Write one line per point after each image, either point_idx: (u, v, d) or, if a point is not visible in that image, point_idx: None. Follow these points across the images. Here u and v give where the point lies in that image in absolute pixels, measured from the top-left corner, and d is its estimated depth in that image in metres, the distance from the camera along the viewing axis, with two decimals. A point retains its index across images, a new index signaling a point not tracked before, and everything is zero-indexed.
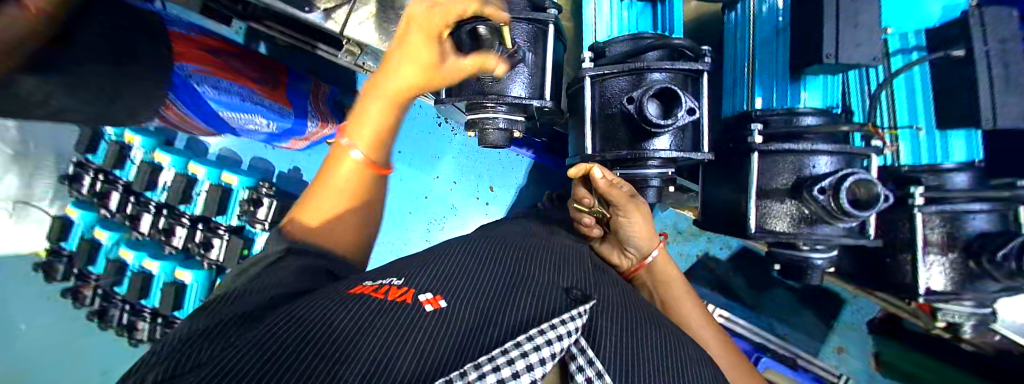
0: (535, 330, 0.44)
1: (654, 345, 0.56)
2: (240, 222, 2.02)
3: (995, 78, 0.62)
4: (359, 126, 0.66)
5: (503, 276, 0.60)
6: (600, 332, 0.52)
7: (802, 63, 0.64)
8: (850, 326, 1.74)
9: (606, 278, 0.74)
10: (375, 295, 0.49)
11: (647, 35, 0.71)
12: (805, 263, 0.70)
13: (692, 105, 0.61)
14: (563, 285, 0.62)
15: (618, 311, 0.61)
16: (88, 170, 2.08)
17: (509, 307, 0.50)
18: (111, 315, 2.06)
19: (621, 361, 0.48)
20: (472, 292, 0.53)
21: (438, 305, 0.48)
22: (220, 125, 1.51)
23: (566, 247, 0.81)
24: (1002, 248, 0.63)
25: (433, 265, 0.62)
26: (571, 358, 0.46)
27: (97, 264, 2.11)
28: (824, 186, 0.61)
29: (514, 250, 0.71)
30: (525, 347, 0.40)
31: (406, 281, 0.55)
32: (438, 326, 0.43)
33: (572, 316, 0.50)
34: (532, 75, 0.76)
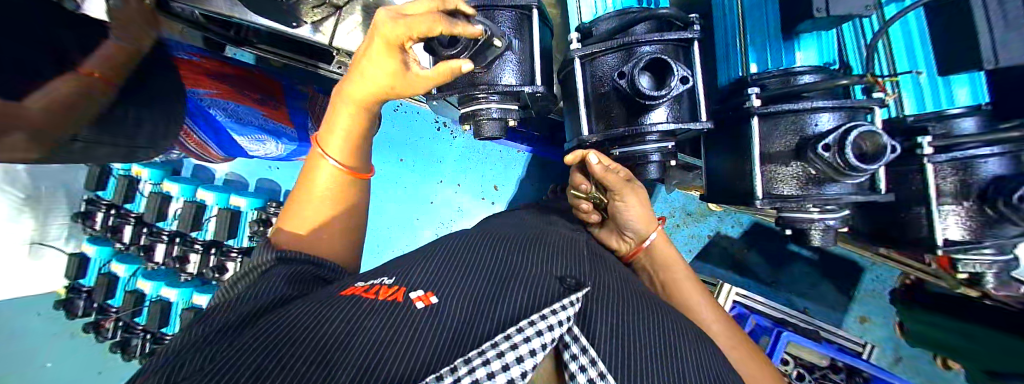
0: (525, 320, 0.45)
1: (652, 327, 0.55)
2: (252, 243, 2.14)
3: (997, 14, 0.58)
4: (331, 133, 0.70)
5: (495, 269, 0.60)
6: (595, 318, 0.52)
7: (796, 20, 0.63)
8: (872, 295, 1.74)
9: (605, 265, 0.74)
10: (367, 296, 0.50)
11: (632, 9, 0.70)
12: (815, 225, 0.69)
13: (686, 74, 0.59)
14: (556, 273, 0.61)
15: (616, 296, 0.61)
16: (100, 207, 2.19)
17: (501, 299, 0.51)
18: (134, 345, 2.16)
19: (617, 348, 0.48)
20: (464, 287, 0.54)
21: (430, 302, 0.49)
22: (233, 149, 1.60)
23: (564, 236, 0.81)
24: (1015, 191, 0.60)
25: (424, 264, 0.62)
26: (565, 346, 0.47)
27: (116, 297, 2.23)
28: (829, 143, 0.60)
29: (510, 243, 0.71)
30: (515, 339, 0.41)
31: (398, 280, 0.56)
32: (429, 323, 0.44)
33: (565, 304, 0.50)
34: (520, 61, 0.75)
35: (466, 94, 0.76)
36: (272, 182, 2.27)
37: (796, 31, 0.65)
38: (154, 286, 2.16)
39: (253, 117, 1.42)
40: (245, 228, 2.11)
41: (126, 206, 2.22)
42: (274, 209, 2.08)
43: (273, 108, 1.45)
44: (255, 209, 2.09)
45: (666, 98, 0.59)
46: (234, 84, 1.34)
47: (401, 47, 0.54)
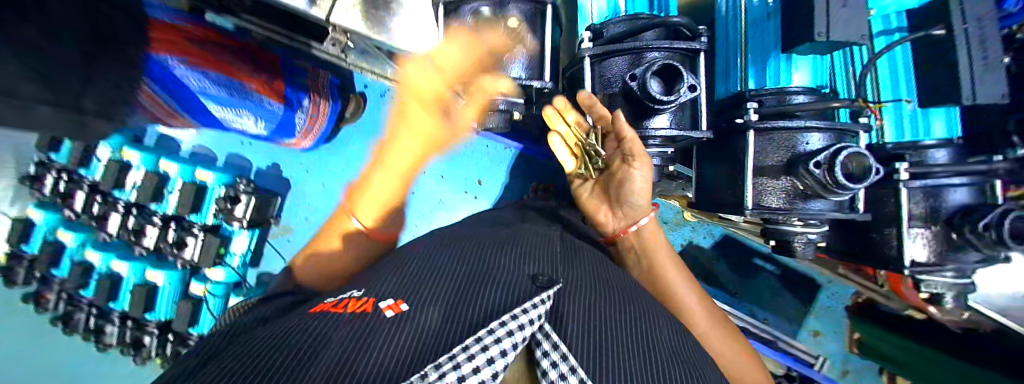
0: (497, 321, 0.43)
1: (628, 321, 0.55)
2: (217, 220, 2.03)
3: (975, 59, 0.64)
4: None
5: (468, 270, 0.58)
6: (566, 314, 0.50)
7: (793, 42, 0.65)
8: (826, 310, 1.84)
9: (576, 257, 0.73)
10: (335, 311, 0.47)
11: (643, 14, 0.71)
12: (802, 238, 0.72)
13: (694, 82, 0.61)
14: (529, 272, 0.60)
15: (589, 291, 0.59)
16: (50, 170, 2.03)
17: (474, 301, 0.49)
18: (77, 319, 2.07)
19: (589, 343, 0.47)
20: (438, 291, 0.52)
21: (400, 310, 0.46)
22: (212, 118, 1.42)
23: (537, 234, 0.81)
24: (982, 219, 0.67)
25: (397, 268, 0.60)
26: (536, 343, 0.46)
27: (61, 268, 2.09)
28: (819, 161, 0.63)
29: (484, 245, 0.69)
30: (486, 341, 0.40)
31: (367, 290, 0.53)
32: (401, 331, 0.42)
33: (536, 302, 0.48)
34: (531, 54, 0.76)
35: None
36: (242, 158, 2.17)
37: (795, 50, 0.66)
38: (104, 258, 2.02)
39: (240, 89, 1.28)
40: (211, 204, 1.98)
41: (79, 172, 2.05)
42: (243, 188, 1.92)
43: (265, 82, 1.34)
44: (222, 186, 1.97)
45: (674, 104, 0.61)
46: (226, 57, 1.18)
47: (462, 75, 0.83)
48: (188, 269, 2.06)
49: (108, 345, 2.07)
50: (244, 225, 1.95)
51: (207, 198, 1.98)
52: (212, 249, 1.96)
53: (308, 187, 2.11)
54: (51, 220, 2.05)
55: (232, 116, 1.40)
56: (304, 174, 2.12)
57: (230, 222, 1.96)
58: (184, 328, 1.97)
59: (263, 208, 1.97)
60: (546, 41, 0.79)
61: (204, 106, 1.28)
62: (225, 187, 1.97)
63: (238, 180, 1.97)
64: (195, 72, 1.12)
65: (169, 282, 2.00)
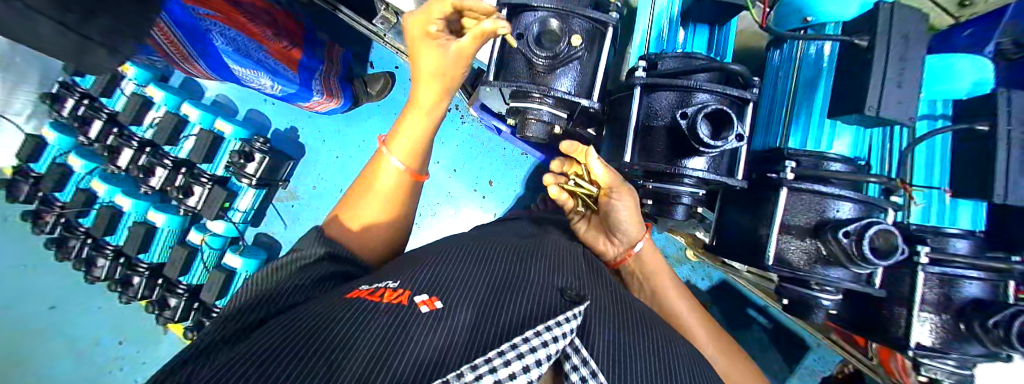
0: (531, 331, 0.45)
1: (651, 347, 0.57)
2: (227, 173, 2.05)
3: (1012, 159, 0.65)
4: (397, 138, 0.82)
5: (500, 275, 0.60)
6: (594, 331, 0.53)
7: (843, 111, 0.66)
8: (811, 372, 1.83)
9: (599, 280, 0.75)
10: (372, 299, 0.50)
11: (699, 56, 0.73)
12: (814, 301, 0.73)
13: (742, 132, 0.62)
14: (558, 284, 0.62)
15: (611, 311, 0.61)
16: (73, 93, 2.03)
17: (506, 306, 0.51)
18: (71, 246, 2.06)
19: (615, 365, 0.49)
20: (470, 291, 0.54)
21: (434, 306, 0.48)
22: (226, 76, 1.37)
23: (562, 248, 0.83)
24: (994, 316, 0.67)
25: (429, 263, 0.62)
26: (566, 357, 0.48)
27: (64, 192, 2.09)
28: (849, 230, 0.63)
29: (514, 252, 0.71)
30: (520, 349, 0.42)
31: (402, 282, 0.55)
32: (437, 325, 0.44)
33: (568, 317, 0.50)
34: (581, 74, 0.79)
35: (519, 90, 0.78)
36: (263, 116, 2.18)
37: (842, 117, 0.68)
38: (109, 190, 2.01)
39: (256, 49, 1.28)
40: (225, 156, 2.02)
41: (102, 101, 2.09)
42: (258, 146, 1.92)
43: (280, 46, 1.41)
44: (238, 140, 1.99)
45: (719, 149, 0.61)
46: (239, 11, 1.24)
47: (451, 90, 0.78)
48: (189, 215, 2.08)
49: (96, 279, 2.05)
50: (252, 182, 1.96)
51: (222, 148, 2.01)
52: (217, 201, 1.98)
53: (321, 156, 2.12)
54: (64, 144, 2.05)
55: (251, 79, 1.38)
56: (314, 140, 2.13)
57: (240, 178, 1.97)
58: (174, 275, 1.96)
59: (274, 168, 2.00)
60: (598, 63, 0.81)
61: (223, 64, 1.24)
62: (240, 142, 1.99)
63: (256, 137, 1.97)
64: (218, 26, 1.14)
65: (168, 226, 2.01)
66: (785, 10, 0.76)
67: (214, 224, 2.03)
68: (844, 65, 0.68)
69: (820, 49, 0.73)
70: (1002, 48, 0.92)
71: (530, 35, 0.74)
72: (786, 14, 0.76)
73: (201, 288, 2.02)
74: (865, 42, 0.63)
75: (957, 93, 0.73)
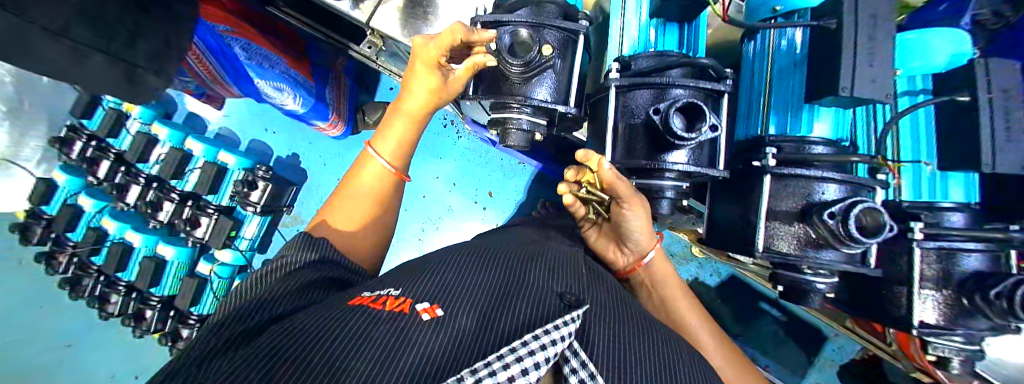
0: (529, 335, 0.45)
1: (651, 349, 0.57)
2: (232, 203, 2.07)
3: (997, 127, 0.64)
4: (385, 139, 0.88)
5: (498, 282, 0.61)
6: (593, 332, 0.54)
7: (817, 95, 0.66)
8: (831, 364, 1.78)
9: (599, 282, 0.76)
10: (374, 306, 0.51)
11: (672, 53, 0.75)
12: (806, 286, 0.73)
13: (716, 122, 0.63)
14: (557, 289, 0.62)
15: (611, 313, 0.62)
16: (81, 135, 2.07)
17: (505, 312, 0.51)
18: (84, 285, 2.12)
19: (614, 367, 0.49)
20: (470, 298, 0.55)
21: (435, 314, 0.49)
22: (249, 89, 1.43)
23: (562, 252, 0.83)
24: (997, 287, 0.65)
25: (431, 271, 0.63)
26: (565, 360, 0.48)
27: (77, 232, 2.14)
28: (835, 211, 0.64)
29: (516, 257, 0.72)
30: (519, 352, 0.41)
31: (404, 290, 0.56)
32: (438, 333, 0.45)
33: (566, 320, 0.50)
34: (558, 80, 0.80)
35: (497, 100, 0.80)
36: (266, 145, 2.22)
37: (819, 101, 0.67)
38: (120, 227, 2.08)
39: (278, 61, 1.33)
40: (229, 186, 2.03)
41: (108, 141, 2.14)
42: (261, 174, 1.94)
43: (297, 57, 1.45)
44: (242, 169, 2.02)
45: (695, 140, 0.62)
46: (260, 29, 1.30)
47: (439, 65, 0.79)
48: (197, 246, 2.13)
49: (110, 314, 2.10)
50: (257, 210, 1.97)
51: (224, 180, 2.03)
52: (223, 231, 1.99)
53: (324, 179, 2.18)
54: (74, 185, 2.11)
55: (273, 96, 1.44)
56: (314, 165, 2.19)
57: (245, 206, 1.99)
58: (185, 306, 2.02)
59: (276, 196, 2.03)
60: (574, 68, 0.82)
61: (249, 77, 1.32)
62: (244, 171, 2.03)
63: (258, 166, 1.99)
64: (239, 39, 1.21)
65: (177, 258, 2.05)
66: (754, 3, 0.79)
67: (222, 253, 2.04)
68: (815, 50, 0.69)
69: (791, 40, 0.74)
70: (985, 19, 0.91)
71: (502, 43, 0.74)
72: (755, 7, 0.79)
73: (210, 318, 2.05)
74: (832, 24, 0.64)
75: (935, 68, 0.73)
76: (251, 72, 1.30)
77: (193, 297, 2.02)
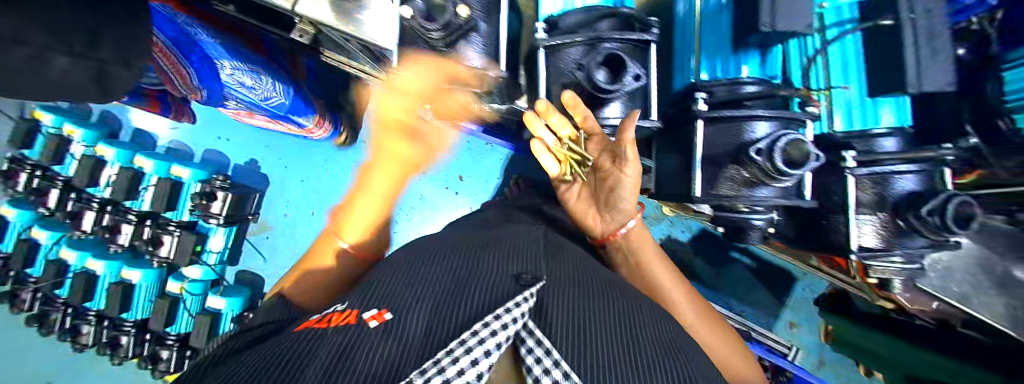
0: (479, 322, 0.42)
1: (615, 316, 0.56)
2: (192, 218, 1.99)
3: (919, 44, 0.64)
4: None
5: (454, 275, 0.58)
6: (551, 308, 0.50)
7: (747, 31, 0.70)
8: (802, 302, 1.87)
9: (558, 260, 0.71)
10: (321, 326, 0.47)
11: (604, 8, 0.83)
12: (744, 224, 0.77)
13: (639, 73, 0.79)
14: (513, 270, 0.61)
15: (574, 285, 0.61)
16: (24, 167, 2.02)
17: (460, 303, 0.48)
18: (53, 319, 2.06)
19: (577, 333, 0.47)
20: (427, 298, 0.51)
21: (384, 319, 0.46)
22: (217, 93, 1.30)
23: (520, 236, 0.79)
24: (928, 204, 0.68)
25: (383, 279, 0.59)
26: (521, 341, 0.43)
27: (36, 266, 2.07)
28: (761, 147, 0.66)
29: (467, 252, 0.68)
30: (467, 343, 0.38)
31: (352, 302, 0.53)
32: (385, 340, 0.41)
33: (518, 301, 0.47)
34: (484, 44, 1.02)
35: None
36: (220, 155, 2.14)
37: (743, 41, 0.72)
38: (79, 256, 2.01)
39: (241, 48, 1.26)
40: (188, 201, 1.96)
41: (53, 168, 2.04)
42: (218, 184, 1.90)
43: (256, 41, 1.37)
44: (198, 182, 1.95)
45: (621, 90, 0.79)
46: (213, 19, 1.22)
47: None
48: (164, 266, 2.05)
49: (85, 345, 2.06)
50: (220, 221, 1.93)
51: (182, 195, 1.96)
52: (187, 247, 1.96)
53: (288, 182, 2.10)
54: (25, 218, 2.02)
55: (251, 92, 1.33)
56: (276, 170, 2.11)
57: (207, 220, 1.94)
58: (159, 327, 1.97)
59: (240, 203, 1.97)
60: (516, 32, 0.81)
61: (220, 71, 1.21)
62: (199, 183, 1.95)
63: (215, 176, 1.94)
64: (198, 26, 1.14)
65: (144, 280, 1.99)
66: None
67: (190, 270, 1.99)
68: None
69: None
70: None
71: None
72: None
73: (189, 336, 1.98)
74: None
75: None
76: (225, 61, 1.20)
77: (167, 316, 1.97)
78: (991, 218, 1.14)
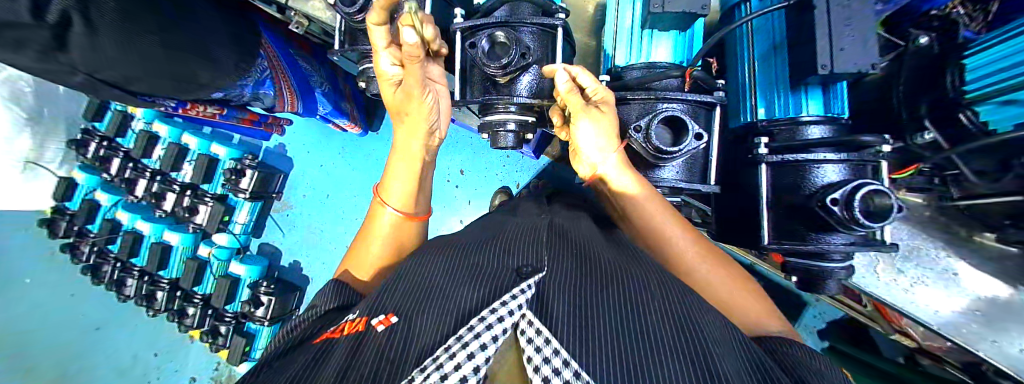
0: (466, 327, 0.48)
1: (614, 301, 0.57)
2: (224, 191, 2.20)
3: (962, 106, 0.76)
4: (390, 189, 0.86)
5: (467, 268, 0.64)
6: (552, 298, 0.54)
7: (803, 73, 0.76)
8: (809, 329, 1.94)
9: (561, 248, 0.71)
10: (336, 337, 0.56)
11: (661, 63, 0.87)
12: (822, 271, 0.83)
13: (700, 131, 0.76)
14: (607, 267, 0.66)
15: (572, 274, 0.62)
16: (94, 137, 2.25)
17: (459, 300, 0.55)
18: (104, 271, 2.26)
19: (544, 306, 0.51)
20: (432, 303, 0.57)
21: (390, 323, 0.54)
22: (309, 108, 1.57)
23: (524, 227, 0.80)
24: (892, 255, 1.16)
25: (454, 265, 0.67)
26: (522, 332, 0.48)
27: (96, 223, 2.33)
28: (837, 198, 0.72)
29: (461, 253, 0.71)
30: (440, 361, 0.43)
31: (362, 310, 0.61)
32: (392, 345, 0.50)
33: (516, 294, 0.52)
34: (539, 79, 0.92)
35: (488, 104, 0.93)
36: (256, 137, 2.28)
37: (801, 81, 0.77)
38: (130, 217, 2.26)
39: (303, 56, 1.50)
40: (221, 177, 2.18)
41: (117, 140, 2.30)
42: (249, 163, 2.07)
43: (310, 47, 1.58)
44: (232, 160, 2.13)
45: (681, 151, 0.76)
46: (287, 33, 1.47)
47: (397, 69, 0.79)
48: (199, 232, 2.26)
49: (127, 297, 2.25)
50: (247, 197, 2.06)
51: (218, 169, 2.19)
52: (217, 215, 2.16)
53: (308, 166, 2.22)
54: (91, 182, 2.28)
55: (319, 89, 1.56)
56: (297, 149, 2.23)
57: (236, 193, 2.09)
58: (188, 286, 2.18)
59: (266, 181, 2.10)
60: (553, 60, 0.92)
61: (304, 77, 1.47)
62: (234, 161, 2.13)
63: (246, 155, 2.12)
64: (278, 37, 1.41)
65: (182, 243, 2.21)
66: None
67: (219, 237, 2.20)
68: (793, 33, 0.79)
69: (769, 21, 0.86)
70: None
71: (474, 77, 0.94)
72: None
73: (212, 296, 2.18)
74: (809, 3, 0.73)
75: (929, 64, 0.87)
76: (300, 66, 1.45)
77: (194, 277, 2.19)
78: (980, 235, 1.19)
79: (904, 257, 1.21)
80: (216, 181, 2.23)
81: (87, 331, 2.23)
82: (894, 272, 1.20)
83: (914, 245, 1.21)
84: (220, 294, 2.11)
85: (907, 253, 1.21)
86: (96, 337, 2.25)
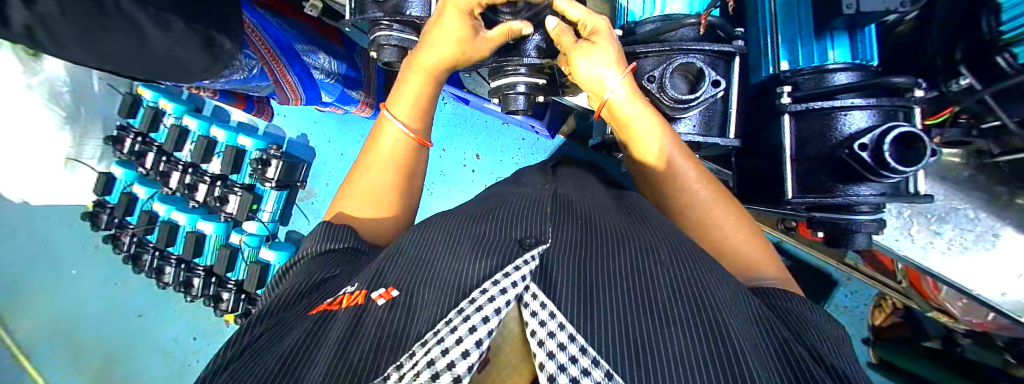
0: (467, 301, 0.49)
1: (623, 267, 0.58)
2: (252, 180, 2.30)
3: None
4: (400, 98, 0.90)
5: (470, 239, 0.65)
6: (554, 269, 0.54)
7: (827, 15, 0.73)
8: (840, 308, 1.89)
9: (568, 218, 0.71)
10: (332, 308, 0.58)
11: (677, 15, 0.84)
12: (848, 224, 0.81)
13: (718, 78, 0.77)
14: (614, 237, 0.66)
15: (579, 242, 0.63)
16: (129, 133, 2.37)
17: (465, 272, 0.54)
18: (144, 259, 2.39)
19: (547, 276, 0.53)
20: (429, 278, 0.57)
21: (391, 297, 0.55)
22: (309, 90, 1.60)
23: (527, 197, 0.79)
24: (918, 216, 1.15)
25: (457, 234, 0.68)
26: (526, 304, 0.49)
27: (134, 215, 2.46)
28: (865, 143, 0.70)
29: (470, 219, 0.73)
30: (441, 336, 0.44)
31: (360, 282, 0.61)
32: (389, 317, 0.52)
33: (519, 266, 0.52)
34: (544, 42, 0.94)
35: (500, 67, 0.95)
36: (279, 129, 2.34)
37: (825, 25, 0.75)
38: (166, 209, 2.37)
39: (309, 37, 1.51)
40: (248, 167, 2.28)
41: (150, 136, 2.42)
42: (273, 152, 2.12)
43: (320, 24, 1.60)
44: (259, 150, 2.23)
45: (699, 98, 0.77)
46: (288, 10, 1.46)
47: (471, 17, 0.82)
48: (231, 221, 2.36)
49: (166, 284, 2.36)
50: (273, 185, 2.15)
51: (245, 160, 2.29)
52: (246, 204, 2.25)
53: (329, 155, 2.26)
54: (128, 176, 2.42)
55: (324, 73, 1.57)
56: (317, 139, 2.28)
57: (264, 182, 2.18)
58: (222, 272, 2.28)
59: (291, 170, 2.17)
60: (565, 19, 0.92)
61: (306, 65, 1.47)
62: (260, 151, 2.22)
63: (271, 146, 2.18)
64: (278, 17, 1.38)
65: (215, 232, 2.32)
66: None
67: (249, 225, 2.28)
68: None
69: None
70: None
71: None
72: None
73: (244, 281, 2.28)
74: None
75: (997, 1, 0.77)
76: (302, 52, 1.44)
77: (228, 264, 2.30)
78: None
79: (941, 220, 1.15)
80: (245, 171, 2.34)
81: (132, 317, 2.39)
82: (929, 235, 1.15)
83: (952, 207, 1.15)
84: (252, 278, 2.19)
85: (944, 215, 1.15)
86: (140, 322, 2.40)
